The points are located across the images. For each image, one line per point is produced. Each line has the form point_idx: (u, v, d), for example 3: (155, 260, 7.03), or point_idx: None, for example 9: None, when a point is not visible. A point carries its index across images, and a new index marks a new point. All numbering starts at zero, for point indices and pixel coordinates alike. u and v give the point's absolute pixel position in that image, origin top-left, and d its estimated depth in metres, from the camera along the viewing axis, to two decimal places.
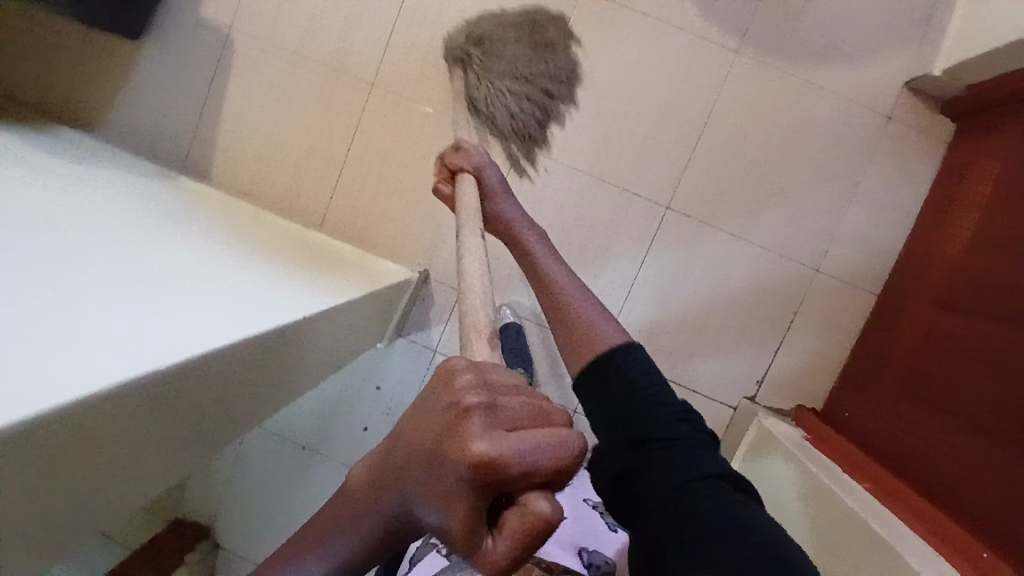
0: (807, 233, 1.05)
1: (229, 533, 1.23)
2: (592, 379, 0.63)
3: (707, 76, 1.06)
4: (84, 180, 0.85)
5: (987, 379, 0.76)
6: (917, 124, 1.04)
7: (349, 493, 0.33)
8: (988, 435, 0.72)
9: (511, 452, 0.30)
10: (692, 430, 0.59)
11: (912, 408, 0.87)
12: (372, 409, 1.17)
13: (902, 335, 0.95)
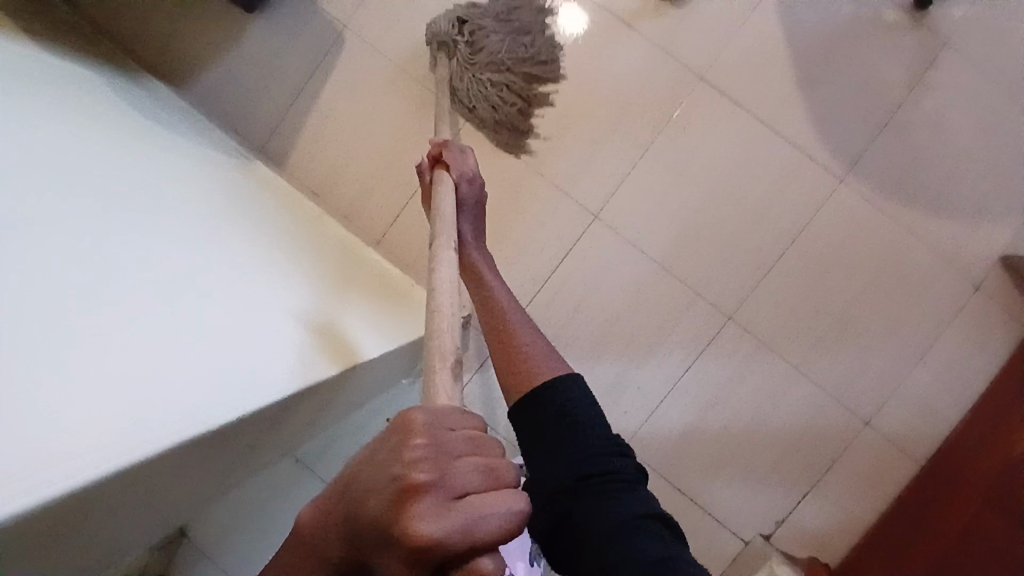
0: (865, 382, 1.01)
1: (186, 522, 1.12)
2: (531, 413, 0.67)
3: (803, 198, 1.03)
4: (153, 153, 0.83)
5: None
6: (1005, 301, 1.00)
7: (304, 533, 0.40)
8: None
9: (450, 527, 0.36)
10: (621, 462, 0.65)
11: None
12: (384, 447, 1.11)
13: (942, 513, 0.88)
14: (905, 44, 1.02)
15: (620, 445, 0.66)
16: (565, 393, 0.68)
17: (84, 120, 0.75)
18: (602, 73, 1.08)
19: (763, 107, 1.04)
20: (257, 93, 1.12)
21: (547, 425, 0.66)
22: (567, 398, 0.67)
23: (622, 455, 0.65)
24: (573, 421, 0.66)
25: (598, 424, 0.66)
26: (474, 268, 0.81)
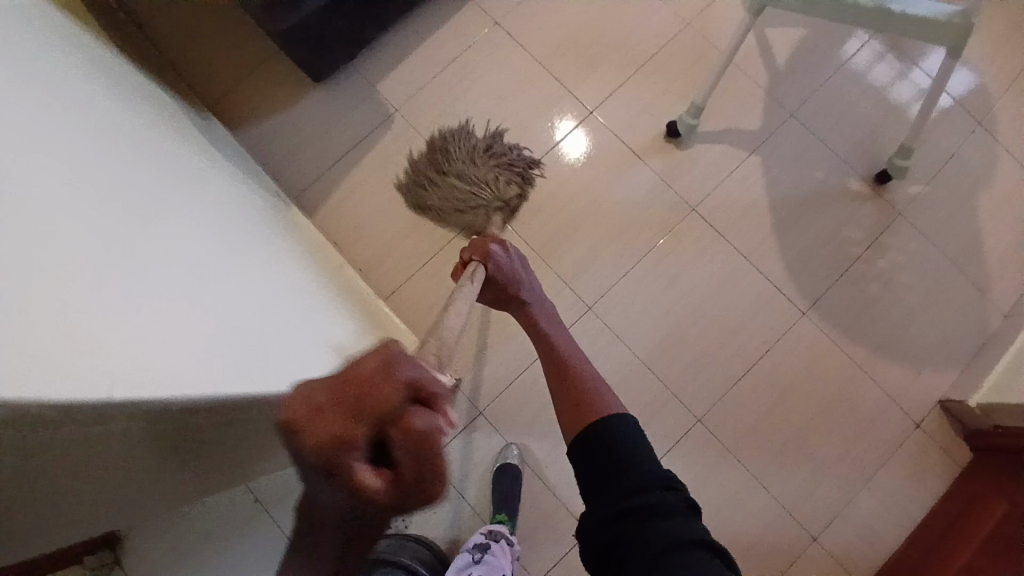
0: (817, 501, 1.09)
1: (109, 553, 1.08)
2: (581, 447, 0.67)
3: (774, 322, 1.17)
4: (212, 172, 0.92)
5: None
6: (941, 441, 1.13)
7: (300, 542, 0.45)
8: None
9: (338, 419, 0.36)
10: (671, 497, 0.61)
11: None
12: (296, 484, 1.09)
13: None
14: (865, 213, 1.22)
15: (671, 480, 0.62)
16: (604, 427, 0.67)
17: (162, 128, 0.85)
18: (612, 188, 1.24)
19: (744, 242, 1.21)
20: (304, 149, 1.25)
21: (595, 460, 0.66)
22: (611, 435, 0.66)
23: (671, 489, 0.62)
24: (619, 456, 0.65)
25: (645, 459, 0.64)
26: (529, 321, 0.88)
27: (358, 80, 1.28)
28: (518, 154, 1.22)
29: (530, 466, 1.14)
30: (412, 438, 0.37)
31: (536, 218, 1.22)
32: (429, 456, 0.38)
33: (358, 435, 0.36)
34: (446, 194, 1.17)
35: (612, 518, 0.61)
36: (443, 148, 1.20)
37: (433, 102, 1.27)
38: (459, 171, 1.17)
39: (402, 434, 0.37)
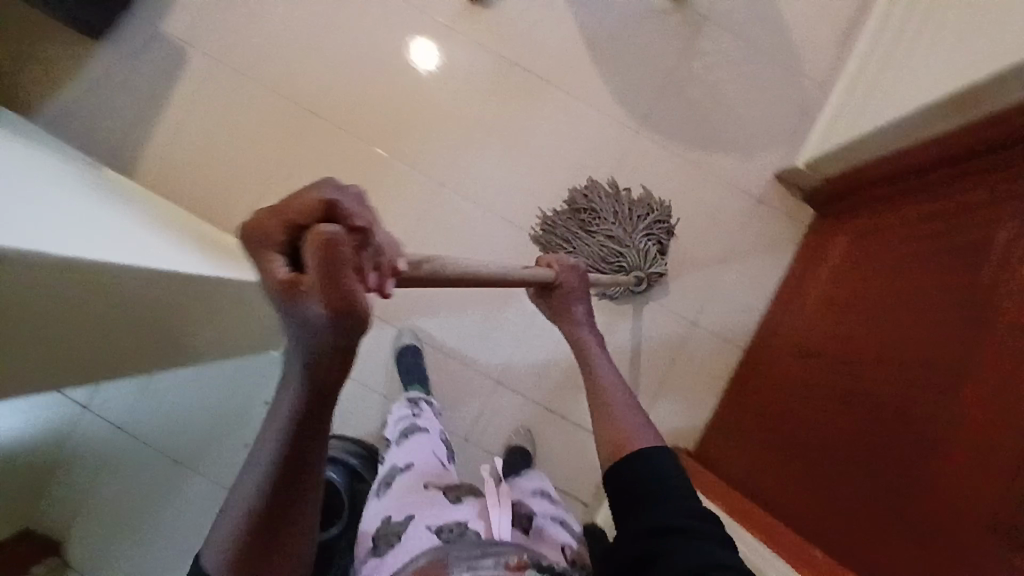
0: (686, 295, 1.25)
1: (78, 551, 1.19)
2: (620, 467, 0.74)
3: (613, 148, 1.23)
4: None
5: (835, 425, 0.94)
6: (783, 208, 1.24)
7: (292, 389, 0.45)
8: (837, 485, 0.89)
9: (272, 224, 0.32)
10: (701, 523, 0.64)
11: (765, 447, 1.07)
12: (174, 379, 1.21)
13: (766, 384, 1.14)
14: (671, 21, 1.27)
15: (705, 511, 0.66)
16: (647, 458, 0.73)
17: None
18: (428, 61, 1.23)
19: (569, 81, 1.25)
20: (108, 108, 1.19)
21: (629, 487, 0.71)
22: (656, 466, 0.72)
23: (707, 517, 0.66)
24: (654, 487, 0.69)
25: (682, 494, 0.69)
26: (585, 349, 0.98)
27: (137, 22, 1.21)
28: (654, 205, 1.20)
29: (429, 343, 1.21)
30: (315, 246, 0.30)
31: (364, 111, 1.22)
32: (336, 274, 0.31)
33: (280, 239, 0.32)
34: (589, 249, 1.17)
35: (644, 536, 0.64)
36: (589, 210, 1.19)
37: (224, 24, 1.22)
38: (605, 231, 1.17)
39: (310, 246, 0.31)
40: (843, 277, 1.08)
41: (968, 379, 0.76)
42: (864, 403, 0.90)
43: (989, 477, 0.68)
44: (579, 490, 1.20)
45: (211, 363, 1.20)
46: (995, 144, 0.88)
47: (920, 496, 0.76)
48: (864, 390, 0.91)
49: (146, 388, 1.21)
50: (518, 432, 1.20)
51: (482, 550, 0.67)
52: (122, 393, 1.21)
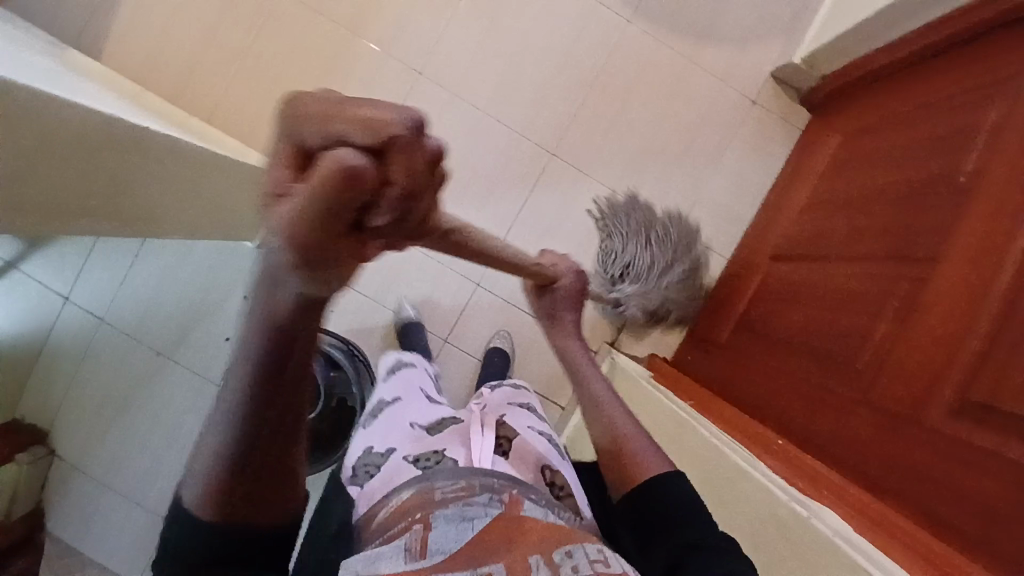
0: (672, 198, 1.21)
1: (66, 439, 1.24)
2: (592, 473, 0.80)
3: (599, 40, 1.18)
4: None
5: (811, 317, 0.93)
6: (777, 109, 1.19)
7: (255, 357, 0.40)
8: (809, 372, 0.88)
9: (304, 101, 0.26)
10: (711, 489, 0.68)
11: (740, 346, 1.06)
12: (154, 266, 1.20)
13: (746, 285, 1.13)
14: None
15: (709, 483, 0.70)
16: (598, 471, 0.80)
17: None
18: None
19: None
20: None
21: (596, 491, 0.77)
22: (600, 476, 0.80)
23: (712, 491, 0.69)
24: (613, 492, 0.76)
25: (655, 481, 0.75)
26: (572, 361, 0.91)
27: None
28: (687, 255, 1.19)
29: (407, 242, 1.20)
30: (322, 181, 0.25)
31: None
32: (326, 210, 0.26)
33: (302, 139, 0.26)
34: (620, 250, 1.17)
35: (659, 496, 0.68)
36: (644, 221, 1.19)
37: None
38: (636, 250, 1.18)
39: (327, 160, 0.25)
40: (832, 174, 1.05)
41: (938, 259, 0.76)
42: (844, 295, 0.88)
43: (948, 349, 0.69)
44: (557, 394, 1.21)
45: (186, 257, 1.19)
46: (992, 28, 0.85)
47: (881, 374, 0.76)
48: (846, 283, 0.89)
49: (126, 275, 1.20)
50: (498, 337, 1.21)
51: (465, 478, 0.61)
52: (102, 281, 1.20)
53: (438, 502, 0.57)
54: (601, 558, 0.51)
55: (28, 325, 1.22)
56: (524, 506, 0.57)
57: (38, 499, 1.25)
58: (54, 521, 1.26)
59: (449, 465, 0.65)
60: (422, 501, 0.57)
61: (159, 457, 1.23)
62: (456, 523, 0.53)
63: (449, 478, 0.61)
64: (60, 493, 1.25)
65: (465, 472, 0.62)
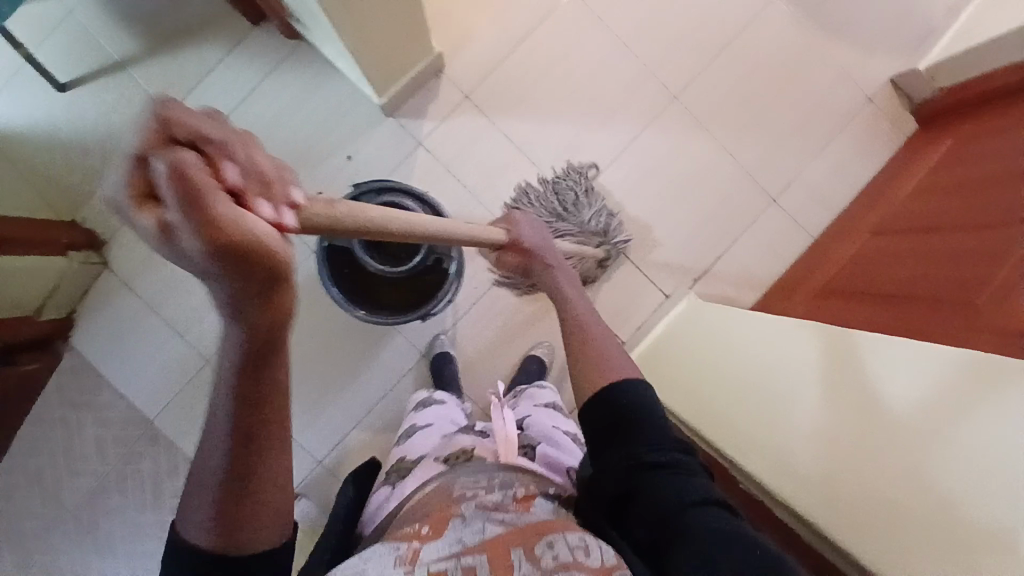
0: (775, 169, 1.25)
1: (121, 255, 1.19)
2: (598, 406, 0.74)
3: (741, 5, 1.24)
4: None
5: (930, 268, 0.94)
6: (888, 114, 1.26)
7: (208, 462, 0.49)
8: (936, 304, 0.88)
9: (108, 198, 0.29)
10: (687, 457, 0.70)
11: (834, 298, 1.07)
12: (264, 101, 1.19)
13: (836, 254, 1.15)
14: None
15: (687, 444, 0.71)
16: (614, 396, 0.74)
17: None
18: None
19: None
20: None
21: (591, 425, 0.74)
22: (616, 408, 0.73)
23: (684, 450, 0.71)
24: (633, 419, 0.72)
25: (662, 423, 0.72)
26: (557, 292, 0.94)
27: None
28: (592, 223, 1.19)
29: (515, 143, 1.21)
30: (171, 170, 0.28)
31: None
32: (198, 211, 0.29)
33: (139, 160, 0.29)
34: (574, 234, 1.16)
35: (629, 469, 0.69)
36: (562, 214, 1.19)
37: None
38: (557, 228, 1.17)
39: (161, 164, 0.28)
40: (943, 164, 1.10)
41: None
42: (975, 242, 0.90)
43: None
44: (623, 328, 1.23)
45: (299, 102, 1.19)
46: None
47: (1004, 309, 0.77)
48: (975, 234, 0.92)
49: (238, 104, 1.19)
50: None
51: (485, 483, 0.70)
52: (209, 106, 1.19)
53: (458, 499, 0.66)
54: (581, 546, 0.59)
55: (118, 129, 1.19)
56: (528, 509, 0.65)
57: (72, 307, 1.19)
58: (79, 336, 1.19)
59: (471, 465, 0.77)
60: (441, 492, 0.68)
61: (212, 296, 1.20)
62: (471, 523, 0.60)
63: (472, 476, 0.72)
64: (97, 308, 1.19)
65: (482, 470, 0.74)
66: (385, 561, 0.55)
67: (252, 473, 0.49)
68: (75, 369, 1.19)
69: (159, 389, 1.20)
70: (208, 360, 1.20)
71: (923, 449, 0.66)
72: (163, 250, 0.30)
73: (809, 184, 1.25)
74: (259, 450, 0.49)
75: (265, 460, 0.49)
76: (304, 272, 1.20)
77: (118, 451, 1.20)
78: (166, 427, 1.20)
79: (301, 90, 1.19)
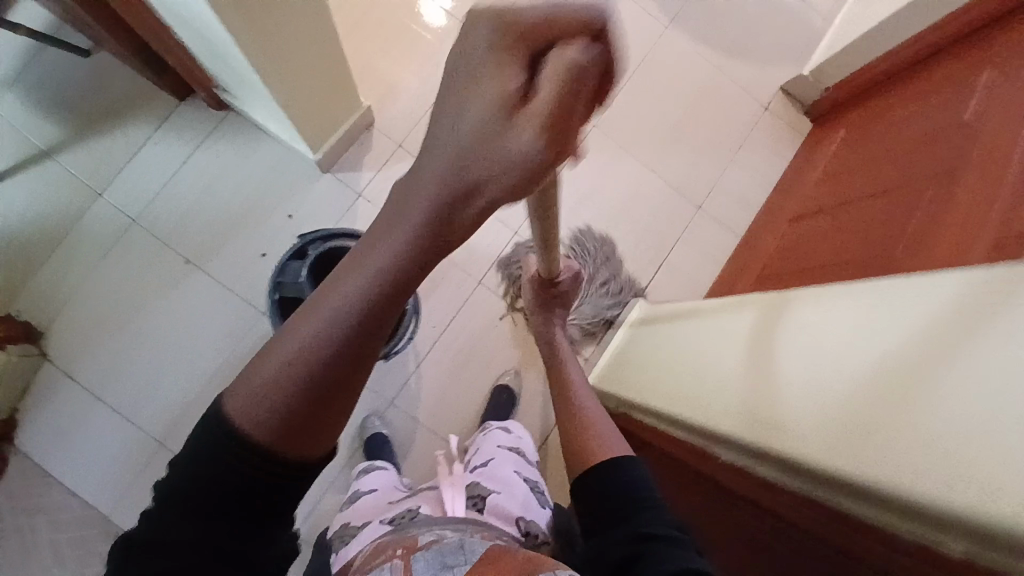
0: (697, 178, 1.34)
1: (63, 341, 1.15)
2: (595, 477, 0.73)
3: (641, 38, 1.36)
4: None
5: (853, 234, 1.02)
6: (785, 118, 1.38)
7: (267, 359, 0.34)
8: (868, 261, 0.95)
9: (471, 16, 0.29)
10: (679, 535, 0.62)
11: (774, 280, 1.12)
12: (201, 173, 1.20)
13: (767, 245, 1.23)
14: None
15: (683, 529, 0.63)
16: (619, 472, 0.72)
17: None
18: None
19: None
20: None
21: (590, 506, 0.72)
22: (622, 479, 0.71)
23: (682, 535, 0.62)
24: (637, 497, 0.68)
25: (659, 508, 0.66)
26: (552, 356, 1.04)
27: None
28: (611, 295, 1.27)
29: None
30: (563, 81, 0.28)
31: None
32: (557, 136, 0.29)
33: (526, 40, 0.27)
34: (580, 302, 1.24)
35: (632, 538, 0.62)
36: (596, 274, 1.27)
37: None
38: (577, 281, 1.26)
39: (563, 61, 0.27)
40: (843, 149, 1.21)
41: (977, 132, 0.89)
42: (888, 203, 0.99)
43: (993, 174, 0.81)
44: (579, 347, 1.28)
45: (236, 169, 1.21)
46: (968, 28, 1.05)
47: (933, 238, 0.85)
48: (886, 198, 1.01)
49: (174, 178, 1.20)
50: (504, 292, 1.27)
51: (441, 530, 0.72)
52: (145, 181, 1.20)
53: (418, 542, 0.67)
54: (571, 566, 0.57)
55: (50, 215, 1.17)
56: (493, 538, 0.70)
57: (15, 404, 1.13)
58: (25, 438, 1.13)
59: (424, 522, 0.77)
60: (401, 538, 0.72)
61: (163, 371, 1.16)
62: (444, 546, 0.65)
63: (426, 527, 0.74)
64: (39, 401, 1.13)
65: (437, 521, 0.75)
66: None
67: (328, 409, 0.35)
68: (22, 471, 1.12)
69: (114, 480, 1.13)
70: (162, 443, 1.14)
71: (914, 397, 0.52)
72: (489, 137, 0.29)
73: (731, 188, 1.34)
74: (345, 386, 0.35)
75: (344, 395, 0.35)
76: (256, 336, 1.18)
77: (74, 555, 1.10)
78: (126, 519, 1.12)
79: (236, 157, 1.21)
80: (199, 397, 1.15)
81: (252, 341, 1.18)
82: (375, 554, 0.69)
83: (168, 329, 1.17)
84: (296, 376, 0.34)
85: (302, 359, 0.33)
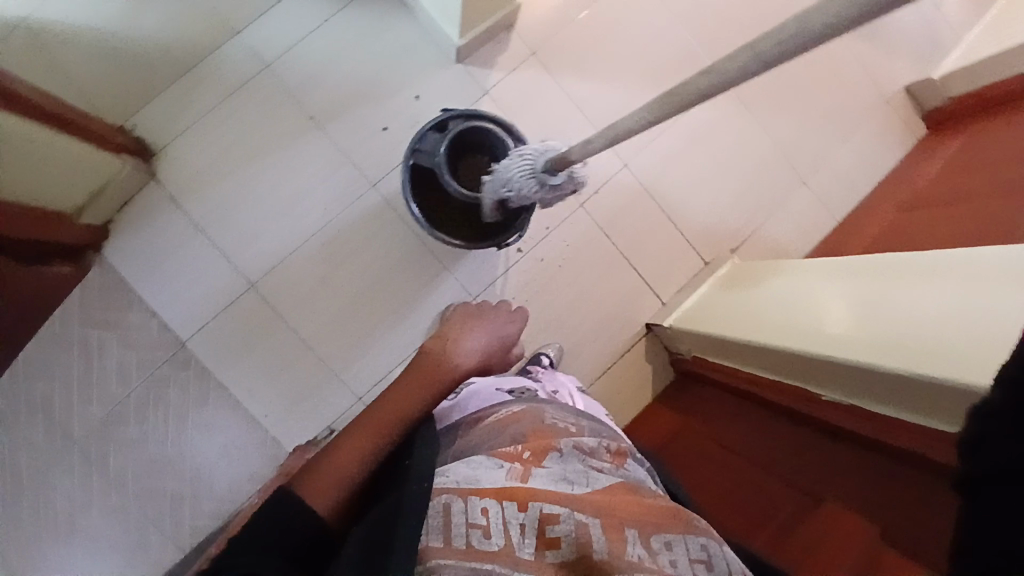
0: (806, 154, 1.36)
1: (172, 166, 1.15)
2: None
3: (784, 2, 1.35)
4: None
5: (956, 214, 1.05)
6: (900, 115, 1.40)
7: (319, 466, 0.68)
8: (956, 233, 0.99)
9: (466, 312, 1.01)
10: None
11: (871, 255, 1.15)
12: (336, 35, 1.20)
13: (870, 228, 1.25)
14: None
15: None
16: None
17: None
18: None
19: None
20: None
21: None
22: None
23: None
24: None
25: None
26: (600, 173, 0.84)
27: None
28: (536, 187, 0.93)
29: (576, 101, 1.27)
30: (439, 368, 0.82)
31: None
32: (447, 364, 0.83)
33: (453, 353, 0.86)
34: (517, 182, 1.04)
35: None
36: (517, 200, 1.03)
37: None
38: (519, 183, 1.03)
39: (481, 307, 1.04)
40: (959, 148, 1.23)
41: None
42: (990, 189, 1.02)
43: None
44: (662, 289, 1.29)
45: (371, 40, 1.20)
46: None
47: None
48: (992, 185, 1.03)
49: (310, 33, 1.19)
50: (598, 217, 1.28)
51: (575, 419, 0.69)
52: (281, 30, 1.19)
53: (554, 428, 0.65)
54: (703, 559, 0.53)
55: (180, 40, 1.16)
56: (624, 467, 0.64)
57: (111, 215, 1.12)
58: (112, 250, 1.12)
59: (557, 404, 0.72)
60: (535, 418, 0.67)
61: (265, 219, 1.16)
62: (571, 465, 0.60)
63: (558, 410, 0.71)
64: (137, 220, 1.13)
65: (569, 410, 0.72)
66: (498, 474, 0.57)
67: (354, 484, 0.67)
68: (105, 284, 1.11)
69: (197, 315, 1.13)
70: (256, 285, 1.15)
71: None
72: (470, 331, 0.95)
73: (836, 171, 1.37)
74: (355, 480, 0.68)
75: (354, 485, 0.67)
76: (363, 206, 1.19)
77: (145, 377, 1.11)
78: (201, 354, 1.13)
79: (375, 27, 1.21)
80: (298, 253, 1.16)
81: (359, 209, 1.18)
82: (504, 428, 0.65)
83: (278, 180, 1.17)
84: (338, 478, 0.67)
85: (337, 466, 0.68)
